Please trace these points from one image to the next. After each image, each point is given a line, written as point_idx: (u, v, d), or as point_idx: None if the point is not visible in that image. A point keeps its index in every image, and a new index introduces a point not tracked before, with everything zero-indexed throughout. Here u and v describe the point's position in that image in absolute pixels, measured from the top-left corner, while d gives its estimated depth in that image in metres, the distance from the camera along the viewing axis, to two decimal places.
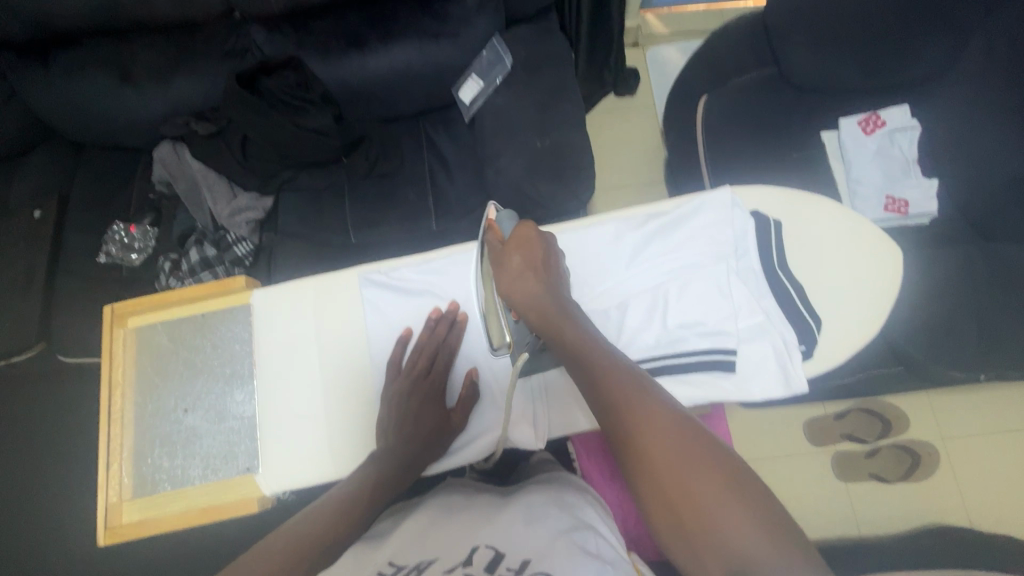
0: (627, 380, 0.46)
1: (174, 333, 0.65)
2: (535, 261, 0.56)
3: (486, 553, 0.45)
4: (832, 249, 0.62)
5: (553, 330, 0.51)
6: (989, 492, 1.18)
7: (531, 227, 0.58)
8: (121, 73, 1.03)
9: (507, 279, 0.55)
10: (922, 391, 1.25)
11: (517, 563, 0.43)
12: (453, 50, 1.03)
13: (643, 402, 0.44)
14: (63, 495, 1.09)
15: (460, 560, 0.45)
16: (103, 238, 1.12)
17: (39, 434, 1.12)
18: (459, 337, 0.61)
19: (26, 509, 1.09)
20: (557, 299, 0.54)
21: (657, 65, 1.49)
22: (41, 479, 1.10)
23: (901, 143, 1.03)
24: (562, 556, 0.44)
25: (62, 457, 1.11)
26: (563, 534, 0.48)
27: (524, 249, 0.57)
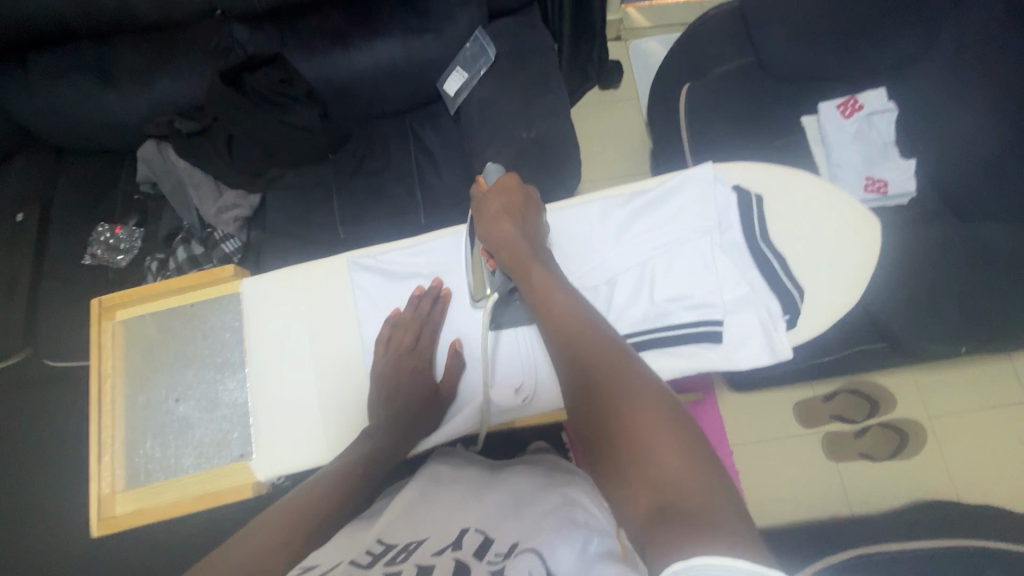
0: (587, 315, 0.49)
1: (163, 326, 0.65)
2: (513, 210, 0.59)
3: (475, 537, 0.46)
4: (812, 223, 0.63)
5: (520, 267, 0.55)
6: (975, 466, 1.21)
7: (514, 180, 0.62)
8: (103, 74, 1.02)
9: (486, 226, 0.59)
10: (908, 371, 1.27)
11: (506, 547, 0.44)
12: (437, 45, 1.04)
13: (596, 336, 0.47)
14: (53, 503, 1.07)
15: (449, 543, 0.45)
16: (88, 240, 1.12)
17: (26, 441, 1.10)
18: (442, 311, 0.62)
19: (15, 518, 1.07)
20: (528, 243, 0.57)
21: (640, 59, 1.51)
22: (29, 487, 1.08)
23: (879, 127, 1.05)
24: (550, 533, 0.44)
25: (51, 464, 1.09)
26: (550, 513, 0.48)
27: (504, 198, 0.60)
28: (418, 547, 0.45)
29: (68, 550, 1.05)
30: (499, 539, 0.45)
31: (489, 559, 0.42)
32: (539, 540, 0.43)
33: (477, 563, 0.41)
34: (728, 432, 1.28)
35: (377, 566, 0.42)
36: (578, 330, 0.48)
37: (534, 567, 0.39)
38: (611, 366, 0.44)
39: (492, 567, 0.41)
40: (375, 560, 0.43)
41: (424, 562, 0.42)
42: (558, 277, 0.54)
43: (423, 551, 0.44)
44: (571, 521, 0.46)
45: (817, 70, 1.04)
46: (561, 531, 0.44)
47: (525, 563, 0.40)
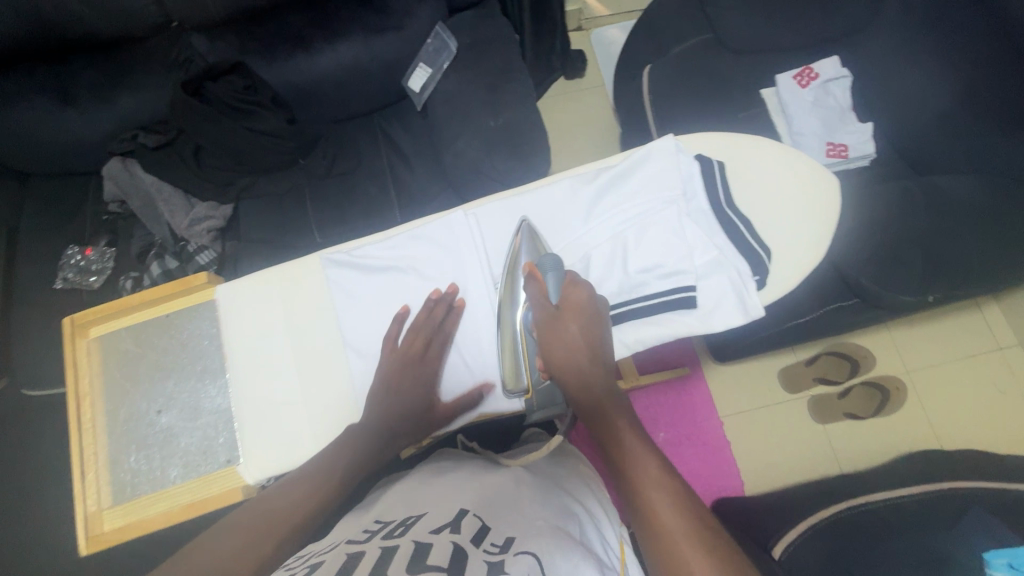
0: (677, 492, 0.45)
1: (140, 339, 0.64)
2: (590, 340, 0.53)
3: (475, 522, 0.46)
4: (774, 185, 0.65)
5: (600, 425, 0.50)
6: (953, 414, 1.25)
7: (586, 293, 0.55)
8: (60, 94, 1.00)
9: (555, 346, 0.53)
10: (884, 330, 1.31)
11: (502, 540, 0.44)
12: (399, 42, 1.04)
13: (680, 515, 0.43)
14: (42, 533, 1.05)
15: (448, 521, 0.46)
16: (58, 264, 1.10)
17: (9, 473, 1.08)
18: (456, 322, 0.61)
19: (4, 552, 1.05)
20: (606, 389, 0.52)
21: (603, 46, 1.52)
22: (16, 520, 1.06)
23: (836, 93, 1.07)
24: (549, 540, 0.44)
25: (37, 494, 1.07)
26: (552, 520, 0.48)
27: (578, 318, 0.54)
28: (415, 522, 0.47)
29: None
30: (495, 531, 0.46)
31: (486, 549, 0.42)
32: (537, 544, 0.43)
33: (475, 549, 0.42)
34: (717, 404, 1.30)
35: (375, 539, 0.44)
36: (668, 512, 0.43)
37: (531, 567, 0.39)
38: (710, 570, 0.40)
39: (489, 557, 0.41)
40: (372, 536, 0.45)
41: (422, 538, 0.43)
42: (646, 440, 0.49)
43: (421, 527, 0.45)
44: (574, 539, 0.46)
45: (774, 43, 1.06)
46: (564, 547, 0.44)
47: (523, 563, 0.39)
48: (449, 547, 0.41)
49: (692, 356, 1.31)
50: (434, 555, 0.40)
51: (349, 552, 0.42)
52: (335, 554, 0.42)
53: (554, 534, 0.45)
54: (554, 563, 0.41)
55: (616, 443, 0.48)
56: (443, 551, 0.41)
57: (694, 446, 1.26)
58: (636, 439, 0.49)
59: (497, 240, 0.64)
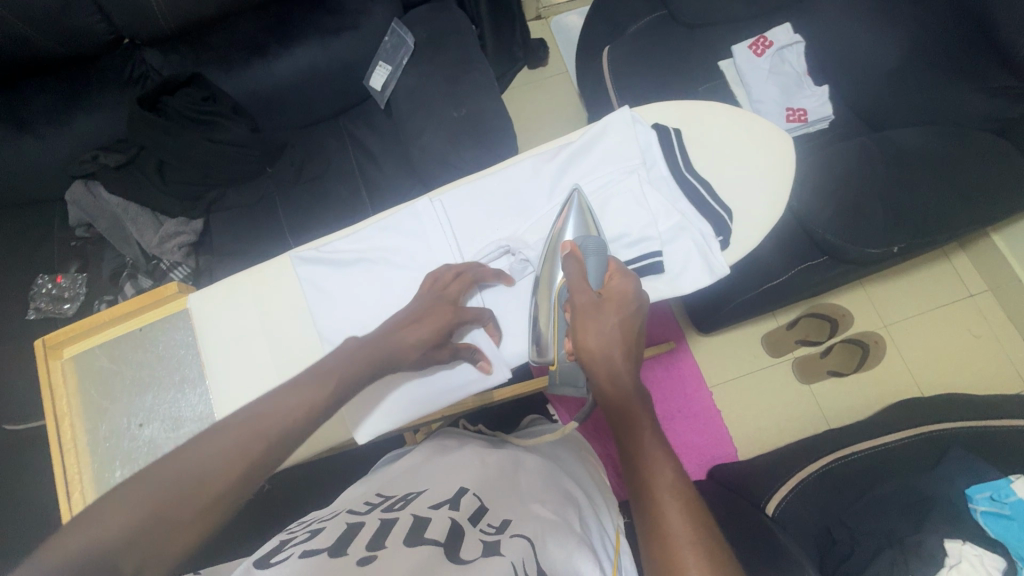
0: (690, 497, 0.43)
1: (115, 355, 0.64)
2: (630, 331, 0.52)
3: (473, 501, 0.46)
4: (732, 147, 0.67)
5: (621, 423, 0.47)
6: (931, 362, 1.29)
7: (632, 286, 0.54)
8: (15, 122, 0.98)
9: (595, 334, 0.50)
10: (860, 287, 1.34)
11: (498, 521, 0.44)
12: (356, 41, 1.03)
13: (692, 534, 0.40)
14: None
15: (447, 498, 0.47)
16: (29, 295, 1.08)
17: None
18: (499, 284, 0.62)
19: None
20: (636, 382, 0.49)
21: (563, 33, 1.53)
22: None
23: (790, 59, 1.10)
24: (546, 530, 0.43)
25: None
26: (552, 510, 0.48)
27: (621, 306, 0.53)
28: (415, 497, 0.47)
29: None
30: (493, 512, 0.45)
31: (481, 529, 0.42)
32: (531, 529, 0.43)
33: (471, 529, 0.42)
34: (705, 374, 1.32)
35: (374, 511, 0.44)
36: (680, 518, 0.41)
37: (527, 550, 0.39)
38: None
39: (484, 537, 0.41)
40: (373, 508, 0.45)
41: (420, 512, 0.43)
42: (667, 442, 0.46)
43: (420, 502, 0.46)
44: (573, 529, 0.46)
45: (724, 15, 1.08)
46: (565, 541, 0.43)
47: (518, 545, 0.39)
48: (446, 524, 0.41)
49: (676, 331, 1.33)
50: (431, 529, 0.40)
51: (349, 521, 0.42)
52: (335, 522, 0.43)
53: (552, 524, 0.45)
54: (548, 547, 0.41)
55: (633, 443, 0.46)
56: (441, 525, 0.41)
57: (686, 418, 1.28)
58: (658, 442, 0.46)
59: (465, 224, 0.65)
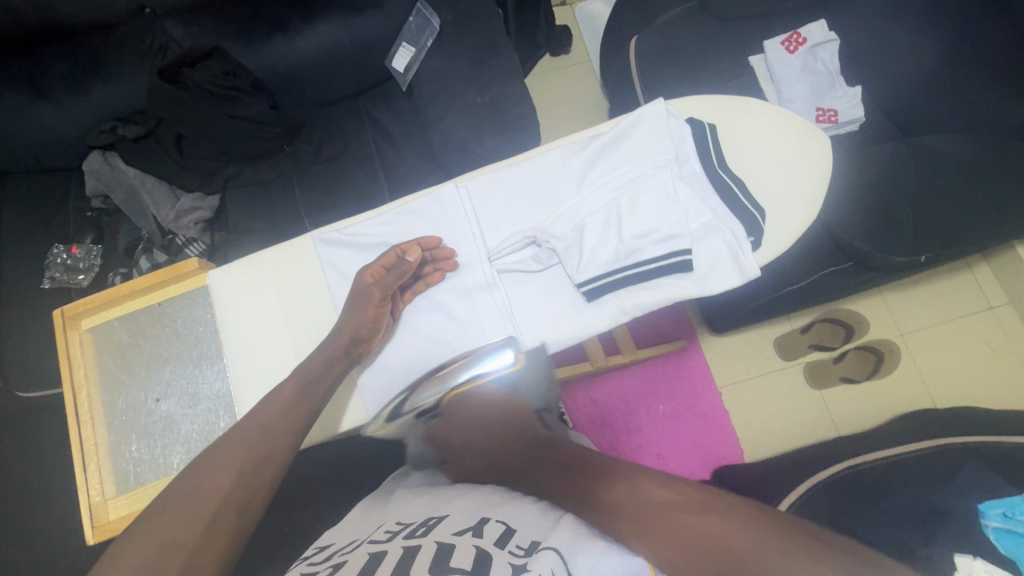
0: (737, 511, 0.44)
1: (132, 328, 0.63)
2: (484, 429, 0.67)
3: (497, 528, 0.45)
4: (765, 145, 0.65)
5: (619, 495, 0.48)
6: (945, 373, 1.27)
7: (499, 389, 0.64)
8: (33, 88, 0.97)
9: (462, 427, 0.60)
10: (876, 295, 1.32)
11: (528, 542, 0.43)
12: (380, 20, 1.01)
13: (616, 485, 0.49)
14: (59, 528, 1.08)
15: (470, 528, 0.45)
16: (44, 264, 1.08)
17: (25, 471, 1.10)
18: (402, 271, 0.59)
19: (24, 549, 1.07)
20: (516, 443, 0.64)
21: (588, 21, 1.49)
22: (34, 517, 1.09)
23: (824, 58, 1.07)
24: (572, 539, 0.43)
25: (53, 490, 1.10)
26: (566, 518, 0.47)
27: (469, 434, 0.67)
28: (437, 523, 0.47)
29: (81, 569, 1.06)
30: (522, 533, 0.45)
31: (510, 551, 0.41)
32: (558, 539, 0.43)
33: (499, 552, 0.41)
34: (715, 375, 1.31)
35: (397, 539, 0.45)
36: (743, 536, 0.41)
37: (557, 562, 0.39)
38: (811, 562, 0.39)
39: (513, 560, 0.40)
40: (394, 536, 0.46)
41: (444, 539, 0.43)
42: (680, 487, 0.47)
43: (443, 529, 0.45)
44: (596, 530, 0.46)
45: (758, 9, 1.05)
46: (584, 540, 0.43)
47: (547, 558, 0.39)
48: (471, 551, 0.41)
49: (688, 330, 1.32)
50: (456, 557, 0.40)
51: (371, 552, 0.43)
52: (356, 554, 0.44)
53: (575, 527, 0.46)
54: (577, 558, 0.41)
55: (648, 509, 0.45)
56: (466, 554, 0.41)
57: (694, 418, 1.28)
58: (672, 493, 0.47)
59: (490, 213, 0.64)
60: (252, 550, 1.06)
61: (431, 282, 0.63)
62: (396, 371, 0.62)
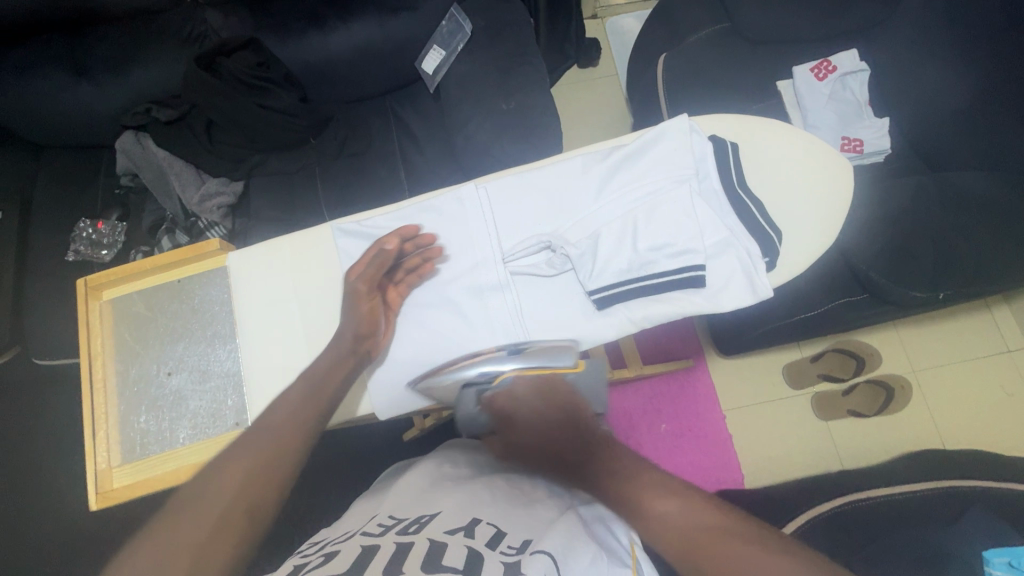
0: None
1: (150, 302, 0.65)
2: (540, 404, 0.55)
3: (488, 528, 0.46)
4: (786, 169, 0.65)
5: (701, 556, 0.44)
6: (957, 415, 1.24)
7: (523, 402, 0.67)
8: (76, 68, 1.01)
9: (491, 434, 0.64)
10: (891, 328, 1.30)
11: (519, 542, 0.44)
12: (413, 22, 1.03)
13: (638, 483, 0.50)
14: (62, 496, 1.10)
15: (462, 525, 0.46)
16: (70, 237, 1.11)
17: (34, 437, 1.13)
18: (382, 260, 0.59)
19: (26, 514, 1.10)
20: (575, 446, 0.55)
21: (618, 36, 1.51)
22: (39, 483, 1.11)
23: (852, 87, 1.08)
24: (563, 540, 0.45)
25: (59, 458, 1.12)
26: (559, 522, 0.48)
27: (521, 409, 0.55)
28: (429, 519, 0.47)
29: (78, 535, 1.08)
30: (512, 534, 0.46)
31: (502, 551, 0.43)
32: (552, 543, 0.44)
33: (491, 552, 0.42)
34: (720, 397, 1.29)
35: (389, 534, 0.46)
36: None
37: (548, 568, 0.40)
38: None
39: (504, 562, 0.41)
40: (386, 530, 0.46)
41: (436, 537, 0.44)
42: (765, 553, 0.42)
43: (435, 525, 0.46)
44: (589, 535, 0.47)
45: (790, 34, 1.05)
46: (572, 541, 0.45)
47: (539, 564, 0.41)
48: (464, 550, 0.42)
49: (696, 349, 1.31)
50: (449, 556, 0.41)
51: (363, 544, 0.44)
52: (350, 545, 0.44)
53: (569, 528, 0.47)
54: (569, 563, 0.43)
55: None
56: (457, 553, 0.42)
57: (697, 439, 1.26)
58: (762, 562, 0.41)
59: (507, 215, 0.64)
60: None
61: (423, 274, 0.63)
62: (407, 370, 0.62)
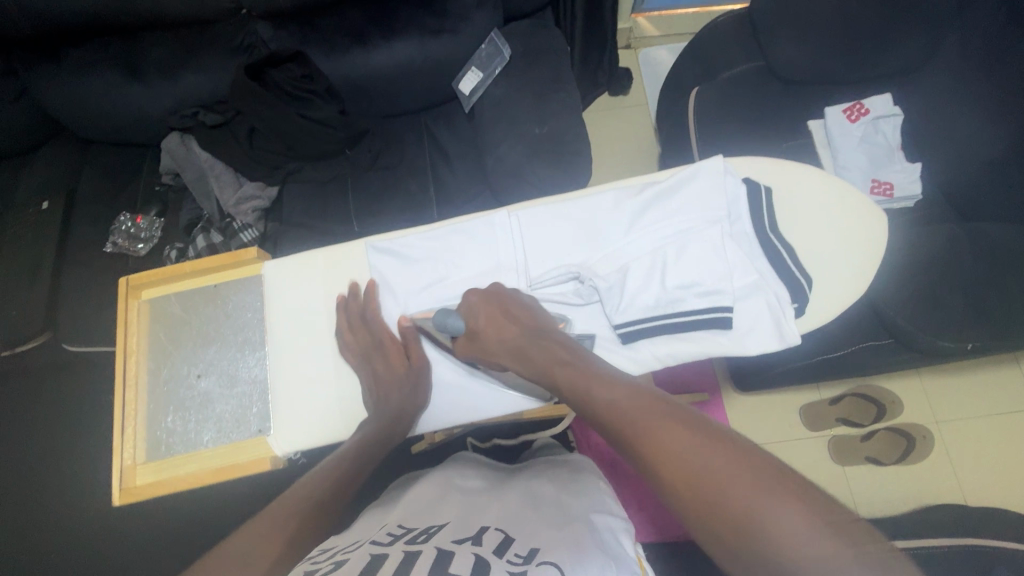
0: (801, 504, 0.36)
1: (187, 303, 0.67)
2: (504, 320, 0.58)
3: (496, 537, 0.47)
4: (819, 216, 0.65)
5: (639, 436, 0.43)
6: (981, 472, 1.21)
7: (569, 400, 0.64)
8: (129, 69, 1.05)
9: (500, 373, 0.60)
10: (914, 377, 1.27)
11: (526, 551, 0.45)
12: (454, 45, 1.05)
13: (588, 381, 0.50)
14: (79, 480, 1.13)
15: (469, 536, 0.47)
16: (109, 229, 1.15)
17: (57, 420, 1.16)
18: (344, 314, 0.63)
19: (44, 495, 1.13)
20: (544, 349, 0.55)
21: (650, 66, 1.53)
22: (58, 467, 1.14)
23: (885, 131, 1.06)
24: (570, 550, 0.45)
25: (78, 443, 1.15)
26: (567, 531, 0.48)
27: (494, 327, 0.57)
28: (436, 531, 0.49)
29: (90, 519, 1.11)
30: (520, 541, 0.47)
31: (508, 559, 0.43)
32: (558, 554, 0.44)
33: (497, 560, 0.43)
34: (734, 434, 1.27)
35: (397, 544, 0.46)
36: (795, 531, 0.35)
37: None
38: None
39: (512, 567, 0.42)
40: (395, 540, 0.47)
41: (444, 546, 0.45)
42: (715, 445, 0.40)
43: (443, 537, 0.47)
44: (594, 542, 0.47)
45: (825, 76, 1.05)
46: (580, 550, 0.45)
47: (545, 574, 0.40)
48: (471, 557, 0.43)
49: (712, 383, 1.30)
50: (456, 561, 0.42)
51: (372, 553, 0.44)
52: (358, 554, 0.45)
53: (576, 540, 0.46)
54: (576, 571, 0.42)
55: (668, 460, 0.41)
56: (464, 560, 0.42)
57: None
58: (704, 453, 0.40)
59: (538, 242, 0.65)
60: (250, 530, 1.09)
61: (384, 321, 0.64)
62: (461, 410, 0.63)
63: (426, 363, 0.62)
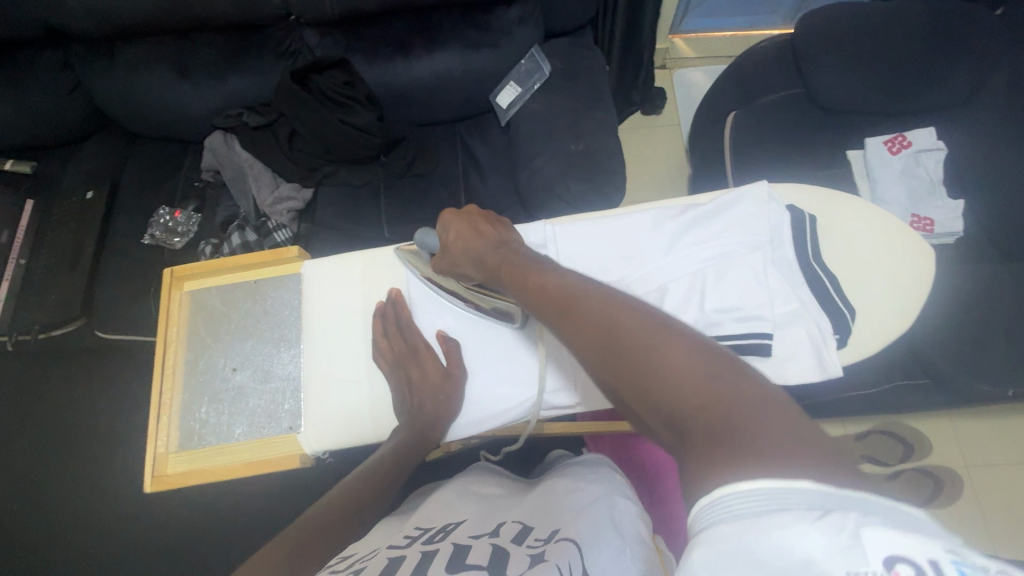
0: (708, 357, 0.35)
1: (226, 298, 0.68)
2: (471, 234, 0.57)
3: (512, 528, 0.48)
4: (864, 246, 0.64)
5: (567, 308, 0.43)
6: (1012, 521, 1.16)
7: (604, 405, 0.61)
8: (179, 67, 1.08)
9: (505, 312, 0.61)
10: (943, 416, 1.24)
11: (545, 534, 0.45)
12: (494, 60, 1.07)
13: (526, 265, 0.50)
14: (100, 464, 1.15)
15: (487, 531, 0.48)
16: (149, 221, 1.18)
17: (83, 403, 1.19)
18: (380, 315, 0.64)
19: (66, 477, 1.15)
20: (499, 252, 0.54)
21: (684, 87, 1.54)
22: (81, 449, 1.16)
23: (927, 164, 1.03)
24: (589, 528, 0.45)
25: (102, 427, 1.17)
26: (585, 512, 0.48)
27: (462, 238, 0.58)
28: (453, 528, 0.49)
29: (109, 504, 1.13)
30: (539, 528, 0.47)
31: (528, 544, 0.43)
32: (578, 533, 0.44)
33: (516, 548, 0.43)
34: None
35: (416, 544, 0.46)
36: (695, 375, 0.34)
37: (573, 556, 0.41)
38: (776, 459, 0.29)
39: (529, 551, 0.42)
40: (413, 541, 0.47)
41: (461, 542, 0.45)
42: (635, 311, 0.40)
43: (460, 533, 0.48)
44: (609, 520, 0.46)
45: (867, 106, 1.04)
46: (597, 528, 0.45)
47: (565, 551, 0.41)
48: (488, 549, 0.43)
49: None
50: (472, 556, 0.43)
51: (390, 556, 0.44)
52: (377, 558, 0.44)
53: (593, 521, 0.46)
54: (594, 550, 0.42)
55: (589, 320, 0.41)
56: (482, 553, 0.43)
57: None
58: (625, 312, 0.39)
59: (575, 257, 0.65)
60: (263, 526, 1.09)
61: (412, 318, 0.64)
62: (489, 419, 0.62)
63: (461, 372, 0.62)
